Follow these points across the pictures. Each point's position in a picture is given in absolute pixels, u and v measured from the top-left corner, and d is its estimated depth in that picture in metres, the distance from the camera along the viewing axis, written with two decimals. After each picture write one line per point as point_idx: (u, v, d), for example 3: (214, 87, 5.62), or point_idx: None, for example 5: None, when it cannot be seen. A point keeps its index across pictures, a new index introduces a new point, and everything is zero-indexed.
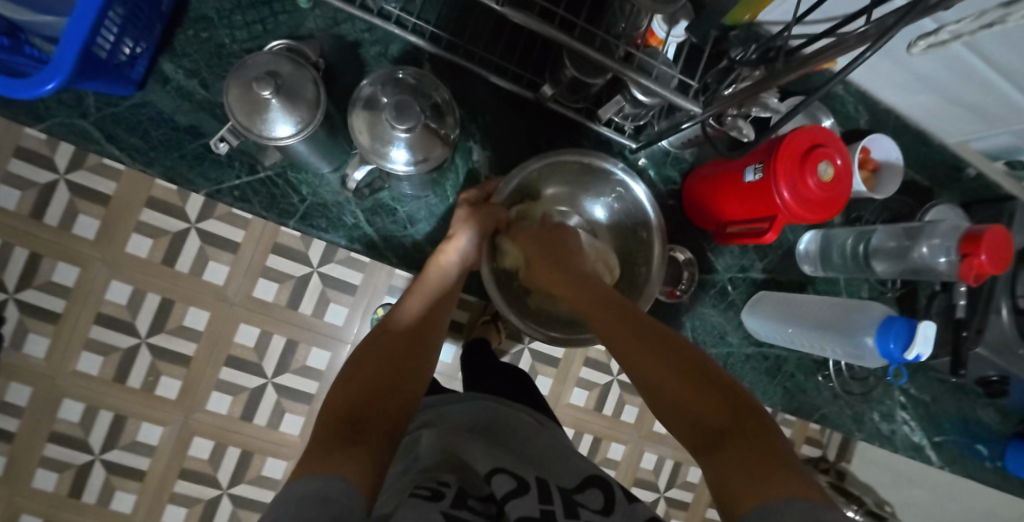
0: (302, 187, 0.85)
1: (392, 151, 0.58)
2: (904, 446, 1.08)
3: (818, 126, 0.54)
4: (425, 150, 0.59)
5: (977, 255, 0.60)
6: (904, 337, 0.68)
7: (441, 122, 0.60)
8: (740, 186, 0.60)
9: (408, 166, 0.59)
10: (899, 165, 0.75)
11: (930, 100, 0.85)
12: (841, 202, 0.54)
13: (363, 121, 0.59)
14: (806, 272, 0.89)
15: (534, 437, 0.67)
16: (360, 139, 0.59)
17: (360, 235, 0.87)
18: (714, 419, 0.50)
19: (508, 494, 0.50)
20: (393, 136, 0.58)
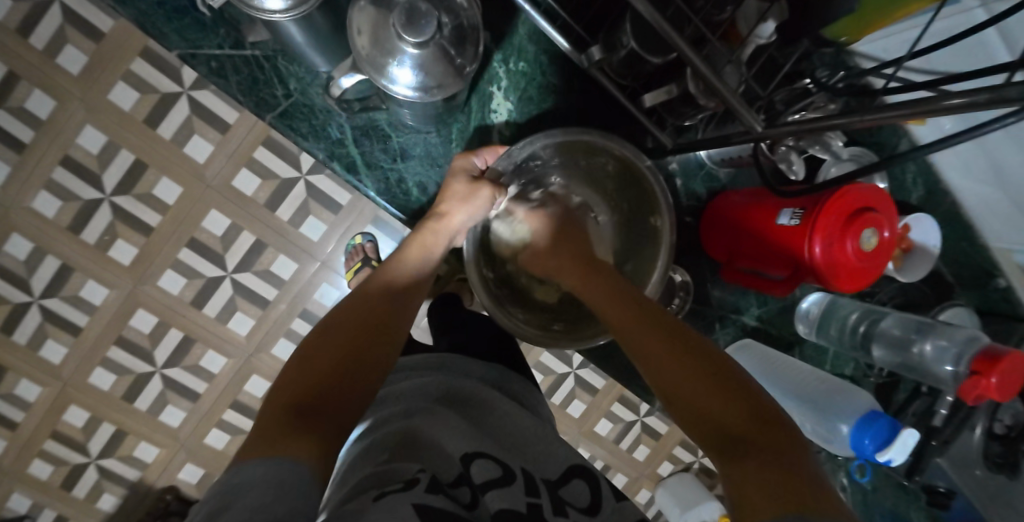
0: (289, 80, 0.62)
1: (396, 69, 0.48)
2: None
3: (873, 186, 0.48)
4: (434, 77, 0.50)
5: (987, 376, 0.54)
6: (870, 434, 0.59)
7: (460, 50, 0.50)
8: (769, 227, 0.53)
9: (411, 91, 0.49)
10: (934, 253, 0.69)
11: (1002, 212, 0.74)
12: (872, 276, 0.49)
13: (369, 20, 0.48)
14: (799, 331, 0.77)
15: (507, 412, 0.57)
16: (357, 41, 0.48)
17: (342, 155, 0.65)
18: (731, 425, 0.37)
19: (486, 482, 0.43)
20: (399, 49, 0.47)
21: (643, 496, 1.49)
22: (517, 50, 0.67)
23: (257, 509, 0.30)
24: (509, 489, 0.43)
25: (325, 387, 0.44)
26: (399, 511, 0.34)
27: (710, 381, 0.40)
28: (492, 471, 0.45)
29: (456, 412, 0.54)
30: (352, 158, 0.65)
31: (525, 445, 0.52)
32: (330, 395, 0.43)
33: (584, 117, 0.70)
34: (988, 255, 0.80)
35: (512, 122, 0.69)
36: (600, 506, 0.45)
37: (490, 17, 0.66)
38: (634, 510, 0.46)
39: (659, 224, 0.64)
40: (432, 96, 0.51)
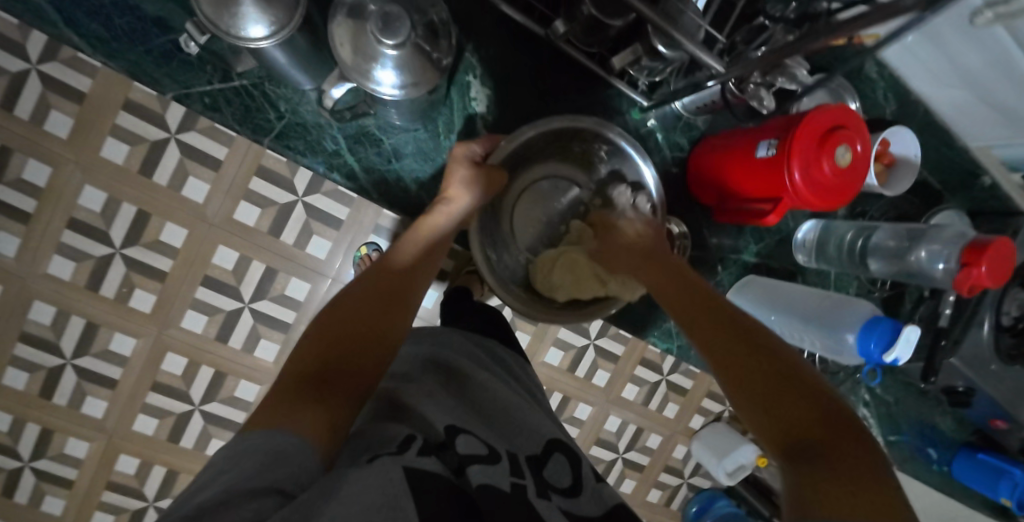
0: (278, 103, 0.64)
1: (380, 71, 0.49)
2: None
3: (842, 105, 0.50)
4: (414, 74, 0.51)
5: (977, 266, 0.56)
6: (877, 337, 0.58)
7: (435, 45, 0.52)
8: (750, 161, 0.55)
9: (395, 90, 0.51)
10: (916, 163, 0.72)
11: (975, 112, 0.75)
12: (852, 192, 0.51)
13: (347, 31, 0.49)
14: (799, 261, 0.80)
15: (478, 378, 0.59)
16: (340, 51, 0.50)
17: (341, 165, 0.67)
18: (813, 434, 0.40)
19: (472, 456, 0.42)
20: (380, 52, 0.48)
21: (678, 451, 1.52)
22: (483, 39, 0.68)
23: (249, 475, 0.31)
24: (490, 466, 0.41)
25: (331, 367, 0.45)
26: (385, 474, 0.35)
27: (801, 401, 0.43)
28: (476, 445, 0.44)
29: (445, 388, 0.55)
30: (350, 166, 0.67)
31: (512, 420, 0.53)
32: (337, 375, 0.44)
33: (561, 89, 0.71)
34: (970, 158, 0.82)
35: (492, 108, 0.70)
36: (581, 491, 0.47)
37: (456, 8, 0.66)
38: (611, 492, 0.49)
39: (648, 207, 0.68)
40: (413, 94, 0.52)
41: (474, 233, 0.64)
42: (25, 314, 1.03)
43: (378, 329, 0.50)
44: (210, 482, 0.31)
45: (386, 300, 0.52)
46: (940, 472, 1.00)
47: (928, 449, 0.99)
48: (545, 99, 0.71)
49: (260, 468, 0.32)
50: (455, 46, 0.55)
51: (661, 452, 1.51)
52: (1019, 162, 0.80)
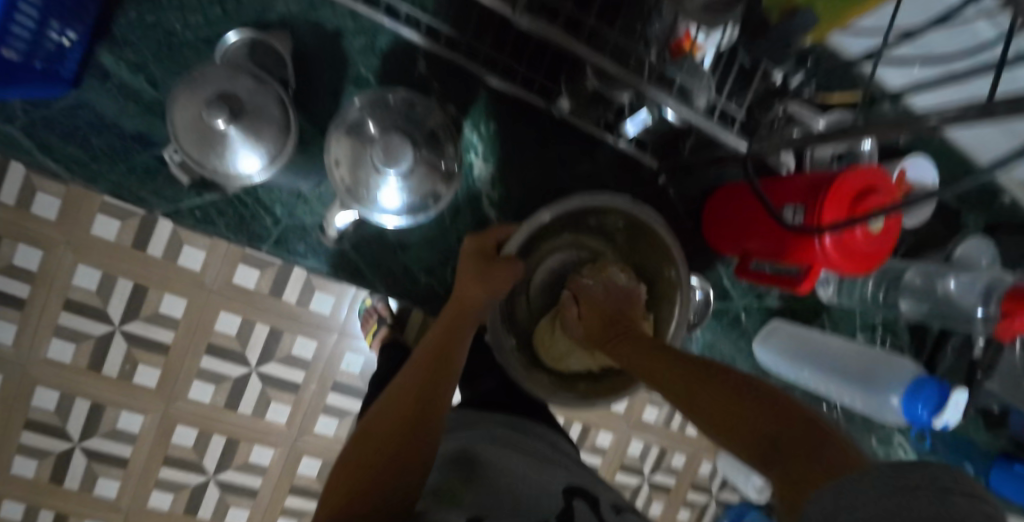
0: (274, 209, 0.52)
1: (379, 189, 0.45)
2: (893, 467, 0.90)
3: (872, 166, 0.46)
4: (418, 191, 0.47)
5: (1020, 316, 0.50)
6: (927, 403, 0.50)
7: (439, 154, 0.48)
8: (770, 224, 0.51)
9: (399, 212, 0.47)
10: (934, 190, 0.69)
11: (998, 137, 0.69)
12: (883, 257, 0.47)
13: (344, 151, 0.45)
14: (822, 297, 0.77)
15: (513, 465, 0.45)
16: (335, 169, 0.45)
17: (347, 268, 0.54)
18: (730, 409, 0.34)
19: None
20: (380, 175, 0.44)
21: (704, 468, 1.50)
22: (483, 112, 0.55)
23: None
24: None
25: None
26: None
27: (707, 384, 0.37)
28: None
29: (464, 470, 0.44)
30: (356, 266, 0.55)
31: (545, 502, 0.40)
32: None
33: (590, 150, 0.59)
34: (992, 178, 0.78)
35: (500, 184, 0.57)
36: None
37: (448, 79, 0.53)
38: None
39: (675, 273, 0.56)
40: (418, 212, 0.48)
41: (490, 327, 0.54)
42: (33, 400, 1.00)
43: (407, 444, 0.38)
44: None
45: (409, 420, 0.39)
46: None
47: (967, 468, 0.94)
48: (571, 169, 0.59)
49: None
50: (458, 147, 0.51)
51: (686, 470, 1.48)
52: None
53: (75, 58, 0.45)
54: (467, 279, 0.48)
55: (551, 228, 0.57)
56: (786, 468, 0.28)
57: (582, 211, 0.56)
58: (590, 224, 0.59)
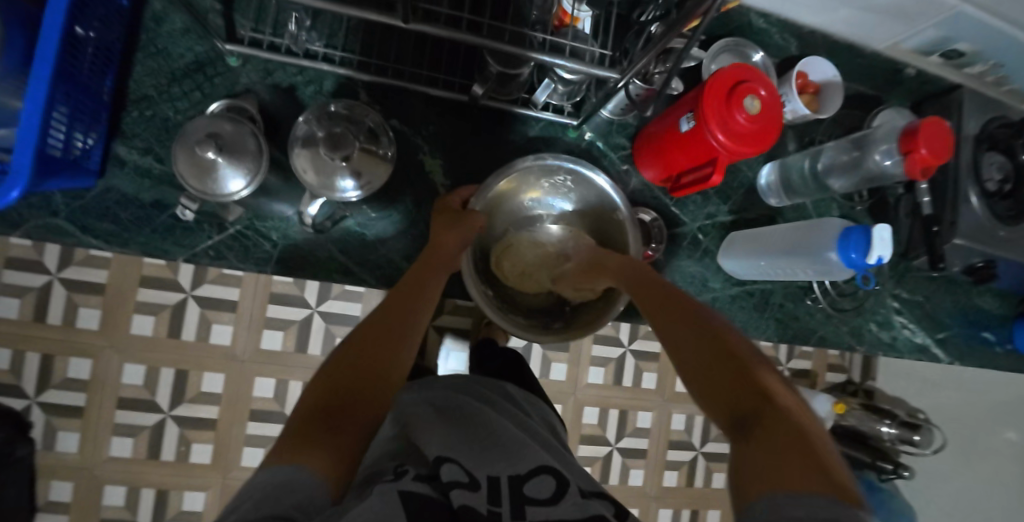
0: (272, 234, 0.66)
1: (341, 182, 0.46)
2: (907, 349, 0.92)
3: (737, 64, 0.55)
4: (375, 173, 0.48)
5: (918, 150, 0.57)
6: (852, 246, 0.53)
7: (377, 142, 0.49)
8: (680, 137, 0.60)
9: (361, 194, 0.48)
10: (838, 82, 0.78)
11: (879, 25, 0.76)
12: (775, 131, 0.54)
13: (304, 157, 0.46)
14: (774, 205, 0.79)
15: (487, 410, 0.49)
16: (303, 178, 0.47)
17: (336, 267, 0.68)
18: (750, 398, 0.33)
19: (451, 480, 0.37)
20: (335, 167, 0.46)
21: None
22: (420, 117, 0.64)
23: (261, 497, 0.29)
24: (473, 490, 0.37)
25: (343, 404, 0.38)
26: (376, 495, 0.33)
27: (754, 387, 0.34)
28: (548, 484, 0.39)
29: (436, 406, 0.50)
30: (342, 267, 0.68)
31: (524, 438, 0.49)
32: (348, 409, 0.38)
33: (517, 125, 0.68)
34: (888, 59, 0.84)
35: (448, 173, 0.66)
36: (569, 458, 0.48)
37: (385, 98, 0.63)
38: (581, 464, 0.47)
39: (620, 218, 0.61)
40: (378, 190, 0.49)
41: (466, 277, 0.56)
42: None
43: (381, 366, 0.42)
44: (233, 510, 0.29)
45: (393, 340, 0.45)
46: (1006, 351, 0.98)
47: (985, 334, 0.97)
48: (505, 147, 0.68)
49: (268, 498, 0.29)
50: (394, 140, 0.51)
51: None
52: (928, 47, 0.80)
53: (98, 154, 0.57)
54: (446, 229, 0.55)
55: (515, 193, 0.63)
56: (773, 465, 0.27)
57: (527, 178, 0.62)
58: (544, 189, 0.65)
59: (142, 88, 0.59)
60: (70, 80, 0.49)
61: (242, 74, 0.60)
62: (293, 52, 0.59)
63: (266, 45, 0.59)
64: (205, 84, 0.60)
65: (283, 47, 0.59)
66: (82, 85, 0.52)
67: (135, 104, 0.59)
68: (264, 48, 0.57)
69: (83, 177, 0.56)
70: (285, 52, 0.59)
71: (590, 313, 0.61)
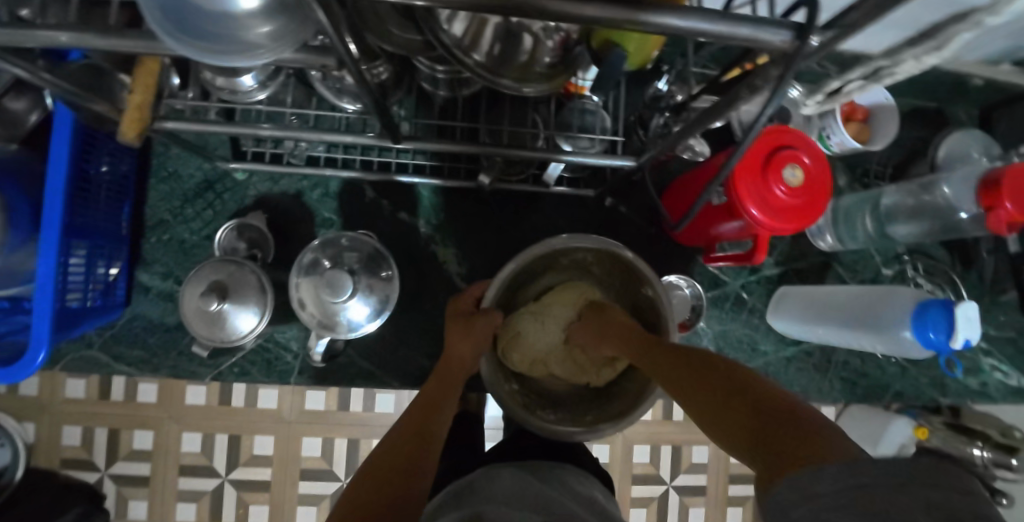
0: (290, 344, 0.59)
1: (350, 313, 0.45)
2: (1007, 398, 0.74)
3: (771, 128, 0.48)
4: (380, 292, 0.46)
5: (1003, 206, 0.46)
6: (924, 335, 0.45)
7: (380, 266, 0.47)
8: (711, 209, 0.52)
9: (374, 319, 0.46)
10: (892, 105, 0.66)
11: None
12: (822, 202, 0.46)
13: (308, 292, 0.45)
14: (824, 247, 0.69)
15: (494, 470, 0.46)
16: (304, 314, 0.45)
17: (355, 374, 0.60)
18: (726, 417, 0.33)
19: None
20: (341, 301, 0.44)
21: None
22: (429, 209, 0.62)
23: None
24: None
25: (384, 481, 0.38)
26: None
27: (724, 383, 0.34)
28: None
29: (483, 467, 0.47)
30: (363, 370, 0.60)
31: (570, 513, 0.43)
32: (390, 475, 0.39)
33: (529, 200, 0.63)
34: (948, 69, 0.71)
35: (460, 262, 0.62)
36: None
37: (392, 194, 0.61)
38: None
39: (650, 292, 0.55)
40: (387, 305, 0.47)
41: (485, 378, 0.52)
42: None
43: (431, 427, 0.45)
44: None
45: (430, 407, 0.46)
46: None
47: None
48: (513, 224, 0.63)
49: None
50: (396, 265, 0.48)
51: None
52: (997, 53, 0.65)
53: (123, 285, 0.58)
54: (458, 339, 0.51)
55: (520, 276, 0.58)
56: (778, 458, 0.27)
57: (532, 263, 0.58)
58: (563, 265, 0.61)
59: (158, 212, 0.60)
60: (85, 230, 0.50)
61: (250, 187, 0.60)
62: (295, 160, 0.59)
63: (270, 157, 0.59)
64: (216, 201, 0.60)
65: (287, 158, 0.59)
66: (98, 230, 0.53)
67: (153, 230, 0.60)
68: (270, 163, 0.58)
69: (112, 311, 0.57)
70: (286, 161, 0.58)
71: (622, 400, 0.55)
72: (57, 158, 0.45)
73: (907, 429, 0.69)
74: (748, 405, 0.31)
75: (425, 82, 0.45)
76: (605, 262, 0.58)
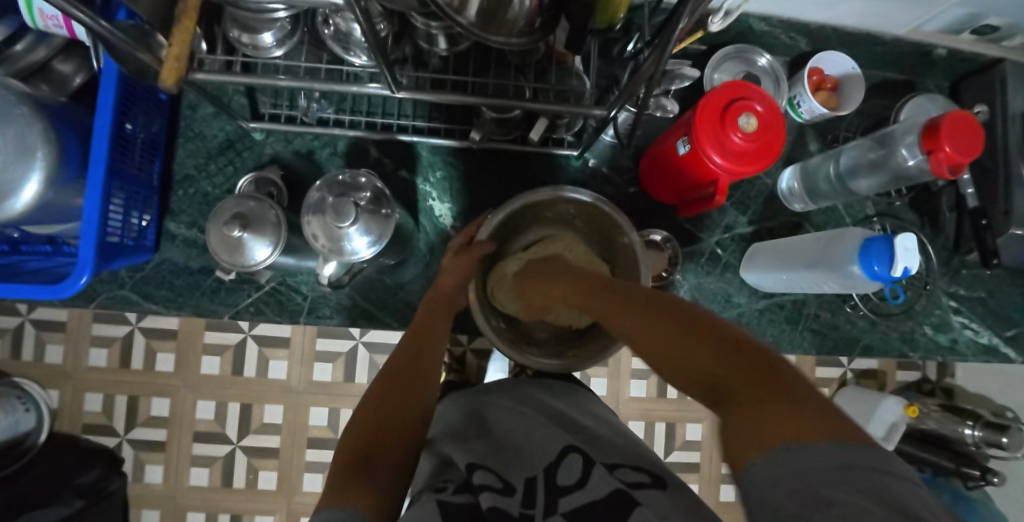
0: (301, 287, 0.66)
1: (350, 243, 0.50)
2: (977, 352, 0.78)
3: (731, 82, 0.53)
4: (378, 228, 0.51)
5: (941, 148, 0.51)
6: (872, 265, 0.50)
7: (381, 203, 0.53)
8: (678, 159, 0.58)
9: (370, 249, 0.51)
10: (857, 73, 0.72)
11: (892, 12, 0.68)
12: (775, 147, 0.52)
13: (315, 225, 0.51)
14: (799, 210, 0.73)
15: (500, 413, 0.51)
16: (316, 244, 0.51)
17: (361, 313, 0.66)
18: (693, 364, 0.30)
19: (481, 485, 0.39)
20: (344, 231, 0.50)
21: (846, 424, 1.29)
22: (428, 166, 0.68)
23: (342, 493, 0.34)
24: (507, 493, 0.39)
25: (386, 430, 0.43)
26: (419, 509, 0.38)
27: (692, 335, 0.31)
28: (577, 463, 0.39)
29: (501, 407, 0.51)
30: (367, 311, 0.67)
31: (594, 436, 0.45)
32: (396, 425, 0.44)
33: (519, 161, 0.69)
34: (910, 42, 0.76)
35: (455, 215, 0.68)
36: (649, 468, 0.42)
37: (393, 153, 0.68)
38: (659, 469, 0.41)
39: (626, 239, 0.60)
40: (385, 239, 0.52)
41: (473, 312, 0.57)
42: None
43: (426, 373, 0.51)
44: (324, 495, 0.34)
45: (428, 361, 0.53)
46: None
47: None
48: (504, 182, 0.69)
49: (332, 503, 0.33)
50: (396, 203, 0.54)
51: None
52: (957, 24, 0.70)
53: (153, 232, 0.64)
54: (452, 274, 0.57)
55: (508, 225, 0.64)
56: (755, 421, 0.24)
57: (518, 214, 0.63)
58: (548, 217, 0.66)
59: (184, 169, 0.67)
60: (123, 174, 0.57)
61: (266, 146, 0.67)
62: (308, 121, 0.65)
63: (285, 118, 0.66)
64: (236, 159, 0.67)
65: (299, 119, 0.65)
66: (133, 176, 0.59)
67: (179, 184, 0.66)
68: (284, 123, 0.64)
69: (142, 254, 0.63)
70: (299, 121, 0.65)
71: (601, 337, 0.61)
72: (104, 105, 0.52)
73: (898, 408, 0.72)
74: (755, 374, 0.27)
75: (421, 40, 0.51)
76: (585, 213, 0.64)
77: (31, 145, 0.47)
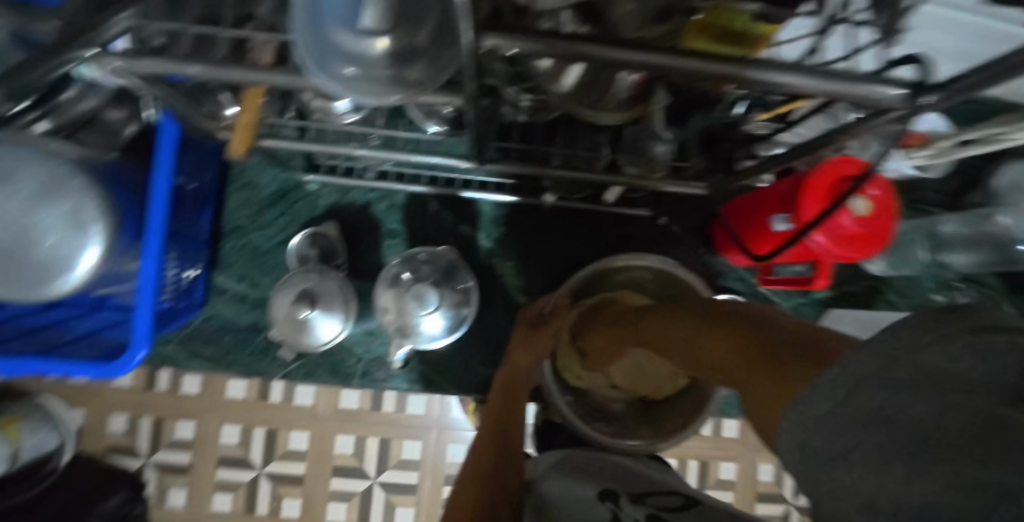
0: (354, 349, 0.62)
1: (421, 324, 0.48)
2: None
3: (838, 158, 0.49)
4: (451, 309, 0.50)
5: None
6: None
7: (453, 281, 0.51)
8: (771, 234, 0.54)
9: (442, 333, 0.49)
10: (950, 134, 0.66)
11: None
12: (888, 232, 0.48)
13: (387, 298, 0.49)
14: (875, 272, 0.69)
15: (574, 482, 0.45)
16: (384, 318, 0.49)
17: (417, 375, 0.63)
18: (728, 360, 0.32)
19: None
20: (417, 313, 0.48)
21: None
22: (491, 222, 0.64)
23: None
24: None
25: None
26: None
27: (724, 333, 0.33)
28: None
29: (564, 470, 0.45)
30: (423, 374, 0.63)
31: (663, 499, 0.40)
32: None
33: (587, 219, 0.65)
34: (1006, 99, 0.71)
35: (518, 274, 0.65)
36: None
37: (455, 207, 0.64)
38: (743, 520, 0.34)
39: None
40: (457, 322, 0.50)
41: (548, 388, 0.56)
42: None
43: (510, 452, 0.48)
44: None
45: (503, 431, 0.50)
46: None
47: None
48: (571, 240, 0.65)
49: None
50: (469, 279, 0.52)
51: None
52: None
53: (201, 286, 0.61)
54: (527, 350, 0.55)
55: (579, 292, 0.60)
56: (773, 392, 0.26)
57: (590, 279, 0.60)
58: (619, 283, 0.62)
59: (235, 217, 0.63)
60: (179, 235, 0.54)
61: (322, 196, 0.63)
62: (367, 174, 0.62)
63: (343, 170, 0.62)
64: (290, 209, 0.63)
65: (358, 171, 0.62)
66: (187, 234, 0.56)
67: (230, 235, 0.63)
68: (342, 176, 0.61)
69: (189, 311, 0.59)
70: (359, 175, 0.61)
71: (679, 417, 0.57)
72: (163, 166, 0.48)
73: None
74: (769, 353, 0.28)
75: (507, 106, 0.48)
76: (663, 282, 0.60)
77: (88, 220, 0.43)
